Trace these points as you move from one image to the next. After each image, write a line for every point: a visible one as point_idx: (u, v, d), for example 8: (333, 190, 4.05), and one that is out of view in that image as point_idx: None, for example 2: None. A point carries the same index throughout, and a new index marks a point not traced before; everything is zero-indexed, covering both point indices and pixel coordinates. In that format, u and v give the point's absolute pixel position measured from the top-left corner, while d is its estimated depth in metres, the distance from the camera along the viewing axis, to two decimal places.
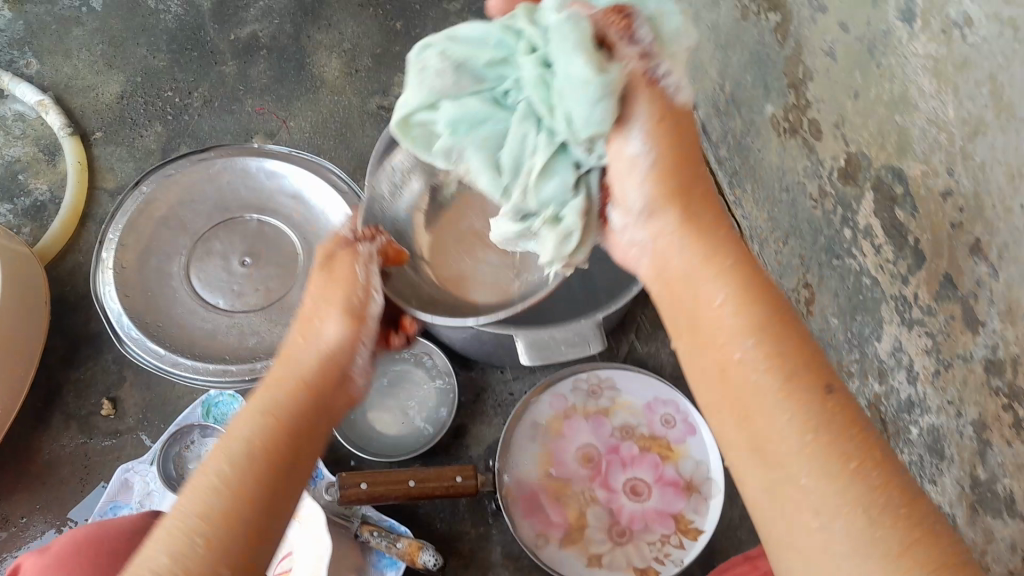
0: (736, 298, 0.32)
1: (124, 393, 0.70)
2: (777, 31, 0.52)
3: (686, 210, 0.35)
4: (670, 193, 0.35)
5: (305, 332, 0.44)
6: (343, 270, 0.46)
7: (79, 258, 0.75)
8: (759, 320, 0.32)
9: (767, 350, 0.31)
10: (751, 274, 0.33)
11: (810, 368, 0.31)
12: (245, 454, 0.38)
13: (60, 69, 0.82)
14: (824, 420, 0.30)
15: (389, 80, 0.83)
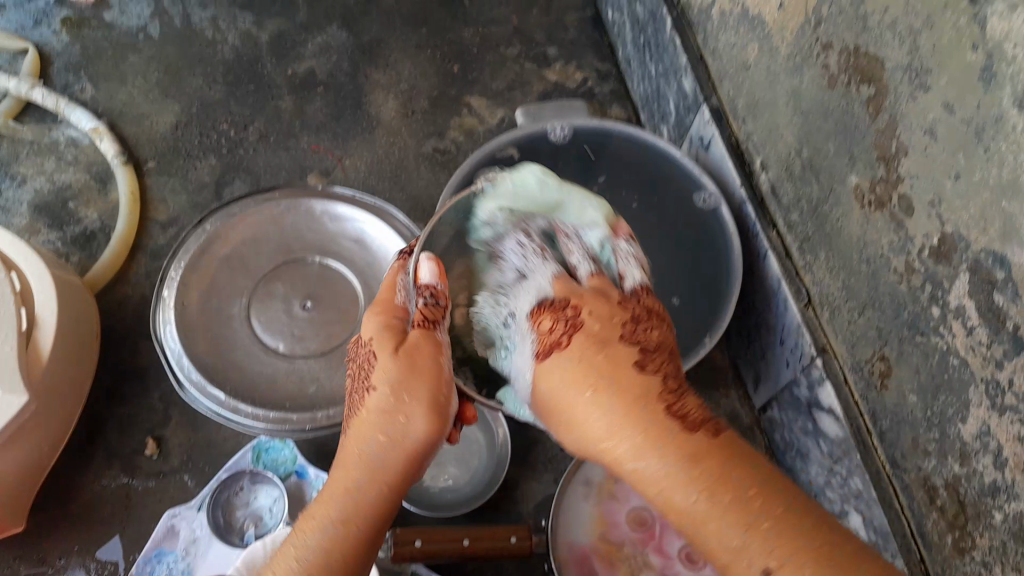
0: (636, 448, 0.41)
1: (170, 432, 0.68)
2: (868, 104, 0.52)
3: (584, 386, 0.43)
4: (589, 378, 0.44)
5: (387, 422, 0.45)
6: (423, 364, 0.46)
7: (127, 290, 0.74)
8: (664, 452, 0.40)
9: (674, 472, 0.40)
10: (649, 420, 0.42)
11: (724, 486, 0.38)
12: (330, 518, 0.43)
13: (115, 96, 0.82)
14: (753, 527, 0.37)
15: (445, 123, 0.83)
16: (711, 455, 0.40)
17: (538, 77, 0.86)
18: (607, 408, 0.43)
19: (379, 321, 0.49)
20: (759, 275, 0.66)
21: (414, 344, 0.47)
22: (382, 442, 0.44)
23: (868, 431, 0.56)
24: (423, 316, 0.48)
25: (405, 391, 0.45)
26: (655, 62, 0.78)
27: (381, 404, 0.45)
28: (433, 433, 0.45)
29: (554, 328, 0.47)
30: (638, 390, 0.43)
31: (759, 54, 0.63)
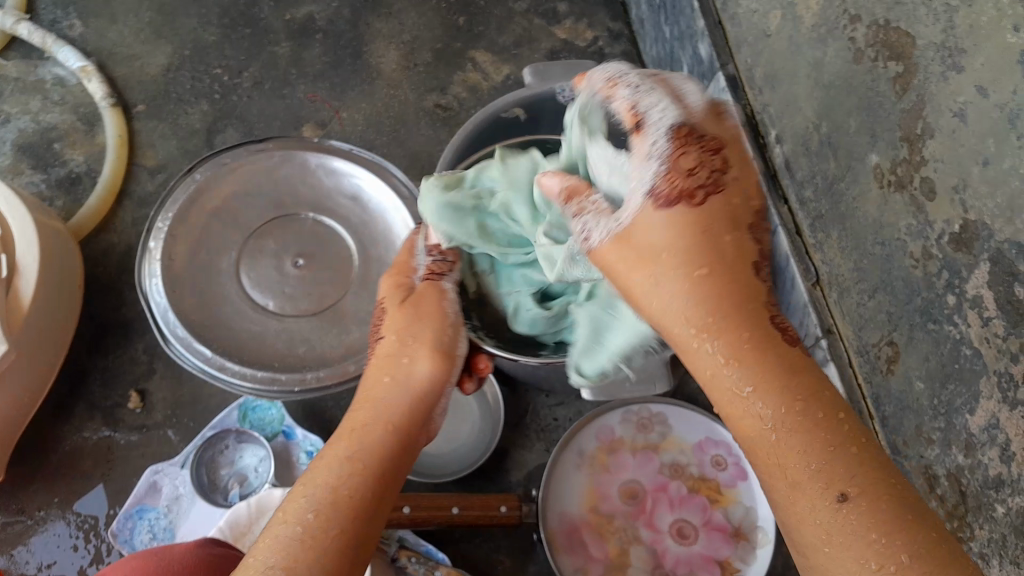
0: (731, 351, 0.34)
1: (153, 386, 0.67)
2: (895, 81, 0.50)
3: (669, 245, 0.36)
4: (685, 247, 0.36)
5: (394, 370, 0.45)
6: (429, 309, 0.48)
7: (113, 237, 0.71)
8: (762, 382, 0.34)
9: (766, 405, 0.33)
10: (757, 335, 0.34)
11: (808, 412, 0.33)
12: (337, 464, 0.40)
13: (105, 34, 0.79)
14: (834, 479, 0.32)
15: (448, 78, 0.80)
16: (802, 386, 0.33)
17: (547, 35, 0.83)
18: (703, 292, 0.35)
19: (392, 281, 0.51)
20: (768, 250, 0.65)
21: (427, 297, 0.48)
22: (388, 383, 0.45)
23: (869, 415, 0.56)
24: (433, 270, 0.50)
25: (411, 335, 0.46)
26: (670, 24, 0.75)
27: (387, 350, 0.46)
28: (438, 371, 0.45)
29: (690, 173, 0.36)
30: (739, 294, 0.35)
31: (781, 22, 0.60)
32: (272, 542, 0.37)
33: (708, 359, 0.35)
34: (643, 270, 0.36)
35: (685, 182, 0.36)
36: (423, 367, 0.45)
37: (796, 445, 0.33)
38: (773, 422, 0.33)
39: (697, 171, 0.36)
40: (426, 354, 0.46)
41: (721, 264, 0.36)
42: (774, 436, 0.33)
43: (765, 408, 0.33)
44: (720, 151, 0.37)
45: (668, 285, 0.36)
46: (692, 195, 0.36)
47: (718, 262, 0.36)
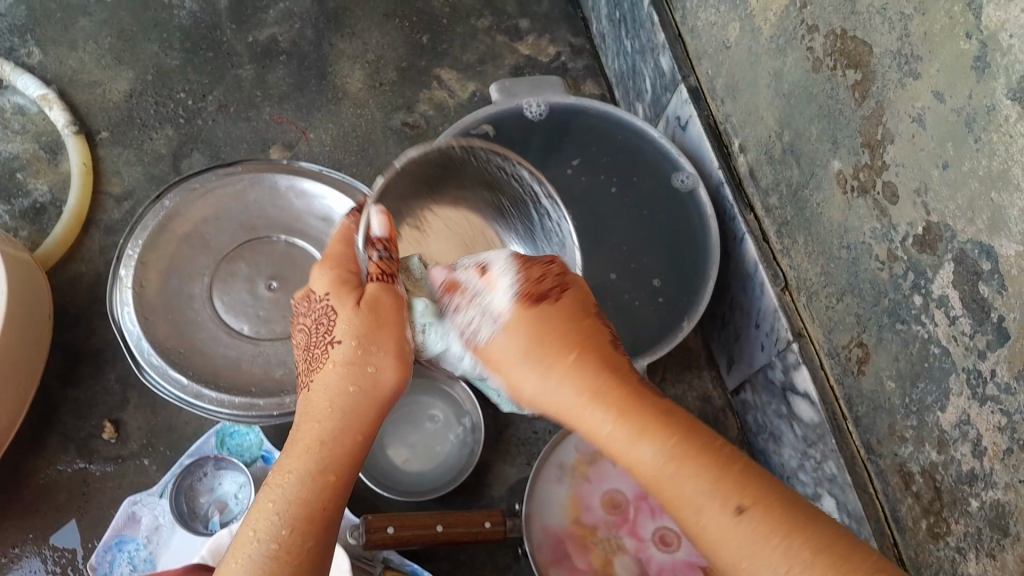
0: (635, 436, 0.39)
1: (127, 415, 0.66)
2: (854, 88, 0.52)
3: (556, 342, 0.41)
4: (551, 342, 0.41)
5: (355, 377, 0.44)
6: (388, 311, 0.45)
7: (81, 267, 0.70)
8: (660, 438, 0.38)
9: (666, 456, 0.38)
10: (625, 407, 0.39)
11: (706, 457, 0.38)
12: (301, 481, 0.42)
13: (64, 62, 0.78)
14: (721, 491, 0.37)
15: (413, 96, 0.80)
16: (663, 426, 0.39)
17: (510, 51, 0.84)
18: (546, 374, 0.41)
19: (335, 274, 0.47)
20: (733, 257, 0.66)
21: (387, 301, 0.45)
22: (351, 392, 0.44)
23: (842, 415, 0.57)
24: (378, 263, 0.46)
25: (371, 344, 0.44)
26: (631, 38, 0.76)
27: (347, 357, 0.44)
28: (403, 377, 0.45)
29: (540, 281, 0.43)
30: (604, 373, 0.41)
31: (740, 34, 0.62)
32: (245, 562, 0.41)
33: (578, 409, 0.40)
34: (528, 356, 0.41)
35: (535, 293, 0.43)
36: (383, 374, 0.45)
37: (651, 454, 0.38)
38: (684, 488, 0.37)
39: (546, 276, 0.44)
40: (385, 360, 0.45)
41: (564, 360, 0.41)
42: (686, 492, 0.37)
43: (654, 463, 0.38)
44: (562, 275, 0.44)
45: (576, 393, 0.40)
46: (549, 295, 0.43)
47: (574, 344, 0.41)
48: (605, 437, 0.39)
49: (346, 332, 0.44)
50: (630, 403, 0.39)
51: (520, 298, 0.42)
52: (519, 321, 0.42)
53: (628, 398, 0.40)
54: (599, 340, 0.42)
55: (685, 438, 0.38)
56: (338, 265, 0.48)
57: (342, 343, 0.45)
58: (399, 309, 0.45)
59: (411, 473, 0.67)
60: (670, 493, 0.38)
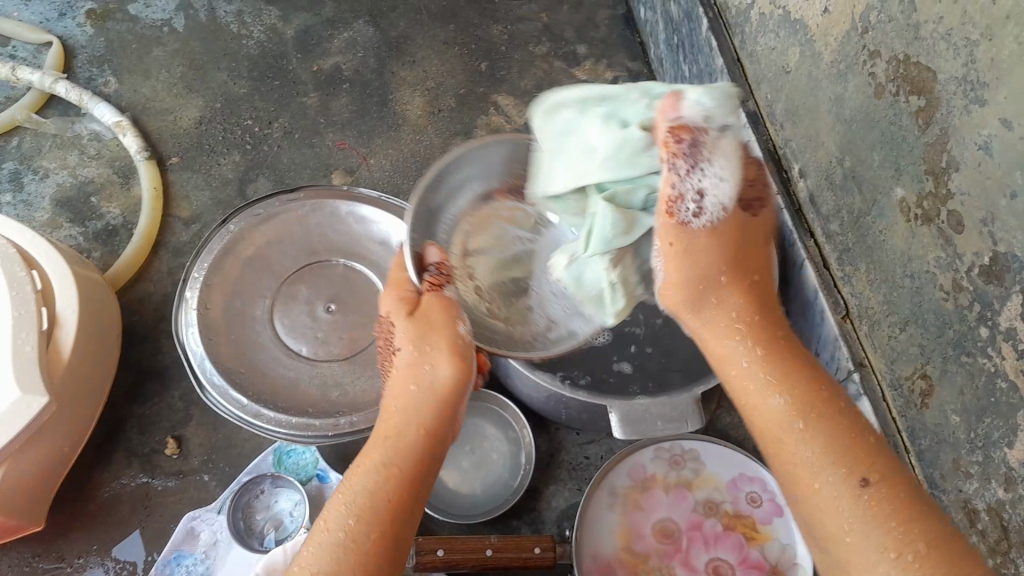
0: (772, 384, 0.42)
1: (189, 432, 0.68)
2: (916, 115, 0.50)
3: (743, 312, 0.45)
4: (721, 269, 0.45)
5: (419, 380, 0.48)
6: (437, 317, 0.50)
7: (149, 287, 0.73)
8: (809, 417, 0.41)
9: (806, 416, 0.41)
10: (773, 349, 0.44)
11: (854, 449, 0.39)
12: (359, 496, 0.43)
13: (138, 89, 0.81)
14: (853, 465, 0.39)
15: (471, 123, 0.81)
16: (769, 345, 0.44)
17: (567, 76, 0.84)
18: (704, 287, 0.45)
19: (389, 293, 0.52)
20: (794, 283, 0.65)
21: (430, 303, 0.50)
22: (412, 397, 0.48)
23: (905, 449, 0.55)
24: (433, 273, 0.52)
25: (426, 347, 0.49)
26: (689, 64, 0.76)
27: (407, 363, 0.49)
28: (458, 373, 0.48)
29: (750, 188, 0.48)
30: (760, 316, 0.45)
31: (800, 59, 0.61)
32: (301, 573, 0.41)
33: (719, 338, 0.45)
34: (714, 280, 0.45)
35: (743, 213, 0.47)
36: (441, 373, 0.48)
37: (767, 385, 0.42)
38: (784, 406, 0.42)
39: (751, 197, 0.48)
40: (441, 359, 0.48)
41: (753, 307, 0.46)
42: (784, 414, 0.41)
43: (749, 375, 0.43)
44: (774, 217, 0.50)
45: (727, 296, 0.45)
46: (748, 210, 0.47)
47: (749, 288, 0.46)
48: (747, 371, 0.43)
49: (412, 340, 0.49)
50: (789, 364, 0.43)
51: (725, 210, 0.45)
52: (713, 241, 0.45)
53: (779, 345, 0.44)
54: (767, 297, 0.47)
55: (791, 366, 0.43)
56: (394, 285, 0.53)
57: (400, 353, 0.49)
58: (444, 307, 0.50)
59: (477, 493, 0.67)
60: (790, 460, 0.41)
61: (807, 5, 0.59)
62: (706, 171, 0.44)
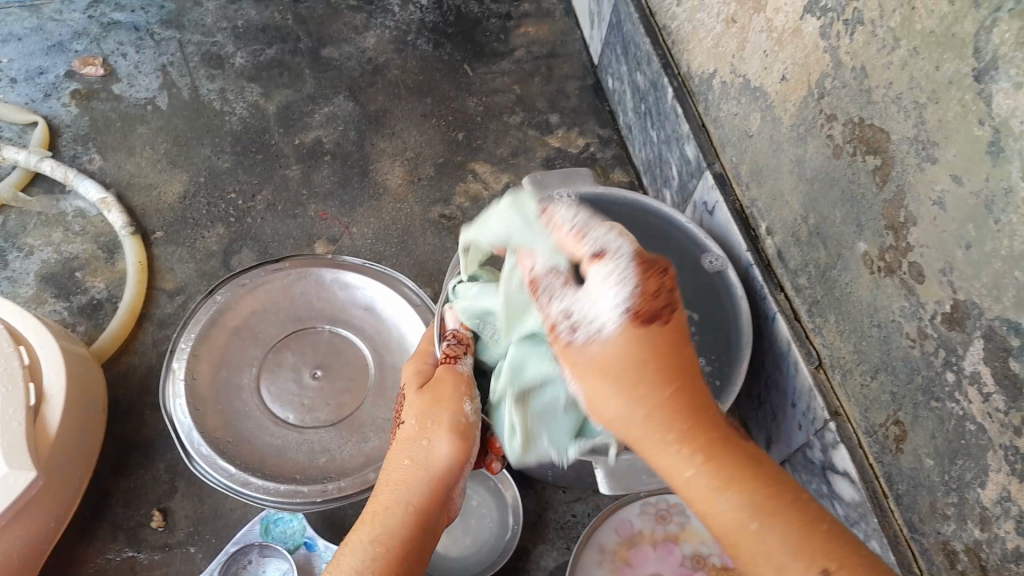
0: (713, 474, 0.36)
1: (175, 504, 0.67)
2: (874, 174, 0.53)
3: (641, 386, 0.37)
4: (651, 372, 0.37)
5: (419, 452, 0.50)
6: (447, 393, 0.52)
7: (134, 359, 0.73)
8: (751, 500, 0.36)
9: (744, 496, 0.36)
10: (704, 437, 0.37)
11: (790, 517, 0.36)
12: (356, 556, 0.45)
13: (123, 167, 0.83)
14: (806, 533, 0.35)
15: (450, 190, 0.84)
16: (716, 439, 0.37)
17: (541, 144, 0.87)
18: (616, 377, 0.37)
19: (414, 367, 0.57)
20: (767, 336, 0.67)
21: (443, 375, 0.53)
22: (411, 467, 0.50)
23: (883, 494, 0.56)
24: (450, 345, 0.55)
25: (431, 419, 0.51)
26: (656, 129, 0.80)
27: (412, 434, 0.51)
28: (458, 452, 0.50)
29: (655, 296, 0.38)
30: (699, 413, 0.38)
31: (761, 124, 0.65)
32: None
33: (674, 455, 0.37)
34: (603, 378, 0.38)
35: (646, 307, 0.38)
36: (439, 447, 0.50)
37: (729, 494, 0.36)
38: (728, 502, 0.36)
39: (658, 286, 0.39)
40: (441, 435, 0.50)
41: (686, 405, 0.38)
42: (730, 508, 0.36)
43: (695, 469, 0.36)
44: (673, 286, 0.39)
45: (654, 395, 0.37)
46: (659, 315, 0.38)
47: (680, 374, 0.38)
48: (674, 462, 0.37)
49: (424, 414, 0.51)
50: (716, 447, 0.37)
51: (630, 315, 0.38)
52: (637, 345, 0.38)
53: (708, 419, 0.38)
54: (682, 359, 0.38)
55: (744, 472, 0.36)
56: (416, 358, 0.57)
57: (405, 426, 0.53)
58: (455, 379, 0.53)
59: (469, 542, 0.68)
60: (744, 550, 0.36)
61: (766, 74, 0.63)
62: (612, 270, 0.39)
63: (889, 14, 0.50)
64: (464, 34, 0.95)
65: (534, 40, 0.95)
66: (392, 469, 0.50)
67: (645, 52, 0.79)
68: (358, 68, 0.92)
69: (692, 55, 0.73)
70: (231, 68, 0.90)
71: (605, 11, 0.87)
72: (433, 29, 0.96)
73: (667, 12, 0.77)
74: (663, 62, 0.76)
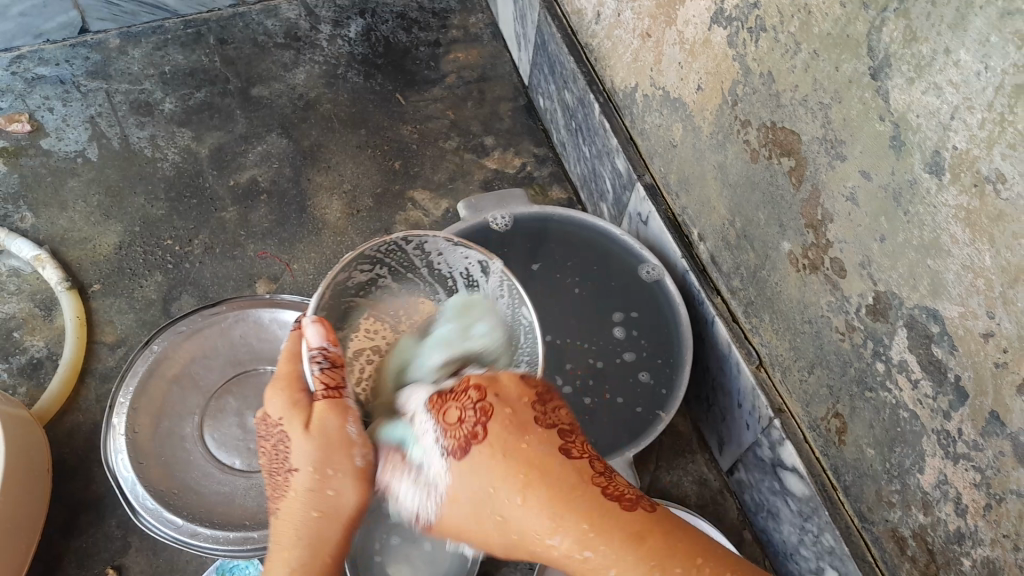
0: (607, 560, 0.43)
1: (129, 560, 0.66)
2: (790, 175, 0.55)
3: (498, 483, 0.45)
4: (503, 477, 0.45)
5: (320, 502, 0.48)
6: (331, 436, 0.47)
7: (77, 416, 0.72)
8: (641, 565, 0.42)
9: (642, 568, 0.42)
10: (586, 514, 0.43)
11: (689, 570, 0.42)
12: None
13: (56, 222, 0.82)
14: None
15: (390, 220, 0.84)
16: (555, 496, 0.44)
17: (478, 167, 0.88)
18: (489, 488, 0.45)
19: (283, 396, 0.48)
20: (709, 339, 0.68)
21: (324, 415, 0.46)
22: (317, 517, 0.48)
23: (831, 486, 0.57)
24: (320, 375, 0.46)
25: (327, 467, 0.47)
26: (588, 145, 0.81)
27: (307, 483, 0.48)
28: (364, 497, 0.49)
29: (460, 425, 0.46)
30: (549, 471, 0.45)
31: (684, 134, 0.66)
32: None
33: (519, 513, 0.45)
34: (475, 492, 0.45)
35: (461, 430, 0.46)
36: (344, 495, 0.48)
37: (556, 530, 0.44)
38: None
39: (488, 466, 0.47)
40: (343, 482, 0.48)
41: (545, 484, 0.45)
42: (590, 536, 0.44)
43: (597, 552, 0.43)
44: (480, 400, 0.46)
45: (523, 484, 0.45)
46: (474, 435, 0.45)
47: (528, 462, 0.45)
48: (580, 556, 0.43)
49: (314, 460, 0.47)
50: (599, 522, 0.43)
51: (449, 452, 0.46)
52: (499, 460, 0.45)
53: (593, 499, 0.44)
54: (536, 445, 0.46)
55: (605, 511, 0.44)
56: (285, 384, 0.48)
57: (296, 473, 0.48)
58: (343, 420, 0.47)
59: (426, 547, 0.67)
60: None
61: (682, 84, 0.64)
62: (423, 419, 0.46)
63: (788, 20, 0.52)
64: (393, 64, 0.96)
65: (464, 65, 0.96)
66: (291, 517, 0.48)
67: (570, 70, 0.80)
68: (289, 105, 0.92)
69: (614, 71, 0.75)
70: (161, 114, 0.90)
71: (530, 33, 0.89)
72: (363, 61, 0.96)
73: (588, 30, 0.78)
74: (587, 80, 0.78)
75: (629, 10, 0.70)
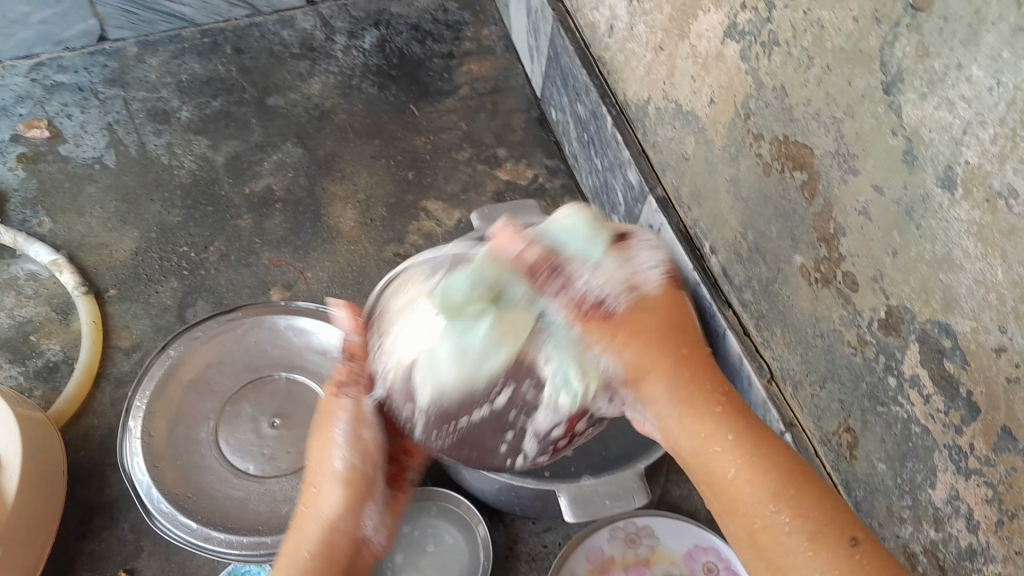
0: (741, 460, 0.42)
1: (142, 563, 0.66)
2: (802, 188, 0.55)
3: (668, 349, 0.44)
4: (659, 350, 0.44)
5: (312, 500, 0.50)
6: (331, 431, 0.51)
7: (92, 420, 0.72)
8: (789, 494, 0.41)
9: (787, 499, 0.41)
10: (739, 428, 0.43)
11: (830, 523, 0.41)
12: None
13: (73, 227, 0.83)
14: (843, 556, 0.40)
15: (404, 229, 0.85)
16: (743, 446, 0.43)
17: (490, 178, 0.89)
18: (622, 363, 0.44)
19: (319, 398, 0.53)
20: (719, 353, 0.67)
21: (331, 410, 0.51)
22: (308, 520, 0.50)
23: (843, 501, 0.57)
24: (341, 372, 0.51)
25: (321, 468, 0.51)
26: (600, 157, 0.81)
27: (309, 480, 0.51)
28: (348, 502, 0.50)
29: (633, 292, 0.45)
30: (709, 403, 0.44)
31: (696, 146, 0.66)
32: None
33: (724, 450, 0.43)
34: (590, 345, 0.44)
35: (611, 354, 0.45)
36: (333, 496, 0.50)
37: (724, 449, 0.43)
38: (768, 501, 0.41)
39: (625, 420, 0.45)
40: (335, 483, 0.50)
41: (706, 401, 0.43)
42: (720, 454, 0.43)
43: (742, 459, 0.42)
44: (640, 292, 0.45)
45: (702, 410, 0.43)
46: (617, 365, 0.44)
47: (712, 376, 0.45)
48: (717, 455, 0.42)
49: (317, 461, 0.51)
50: (746, 432, 0.43)
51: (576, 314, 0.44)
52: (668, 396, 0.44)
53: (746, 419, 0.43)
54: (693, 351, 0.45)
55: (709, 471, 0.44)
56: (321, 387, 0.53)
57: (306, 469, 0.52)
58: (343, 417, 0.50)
59: (431, 551, 0.68)
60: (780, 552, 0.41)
61: (695, 98, 0.65)
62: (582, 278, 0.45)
63: (801, 35, 0.52)
64: (407, 75, 0.97)
65: (477, 77, 0.97)
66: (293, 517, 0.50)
67: (582, 83, 0.81)
68: (305, 114, 0.93)
69: (627, 84, 0.75)
70: (178, 122, 0.91)
71: (542, 46, 0.89)
72: (377, 72, 0.97)
73: (601, 43, 0.79)
74: (600, 92, 0.78)
75: (642, 24, 0.71)
